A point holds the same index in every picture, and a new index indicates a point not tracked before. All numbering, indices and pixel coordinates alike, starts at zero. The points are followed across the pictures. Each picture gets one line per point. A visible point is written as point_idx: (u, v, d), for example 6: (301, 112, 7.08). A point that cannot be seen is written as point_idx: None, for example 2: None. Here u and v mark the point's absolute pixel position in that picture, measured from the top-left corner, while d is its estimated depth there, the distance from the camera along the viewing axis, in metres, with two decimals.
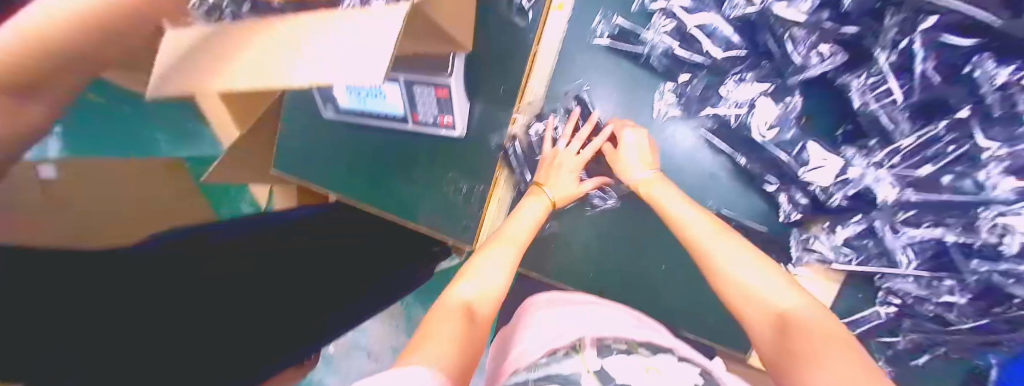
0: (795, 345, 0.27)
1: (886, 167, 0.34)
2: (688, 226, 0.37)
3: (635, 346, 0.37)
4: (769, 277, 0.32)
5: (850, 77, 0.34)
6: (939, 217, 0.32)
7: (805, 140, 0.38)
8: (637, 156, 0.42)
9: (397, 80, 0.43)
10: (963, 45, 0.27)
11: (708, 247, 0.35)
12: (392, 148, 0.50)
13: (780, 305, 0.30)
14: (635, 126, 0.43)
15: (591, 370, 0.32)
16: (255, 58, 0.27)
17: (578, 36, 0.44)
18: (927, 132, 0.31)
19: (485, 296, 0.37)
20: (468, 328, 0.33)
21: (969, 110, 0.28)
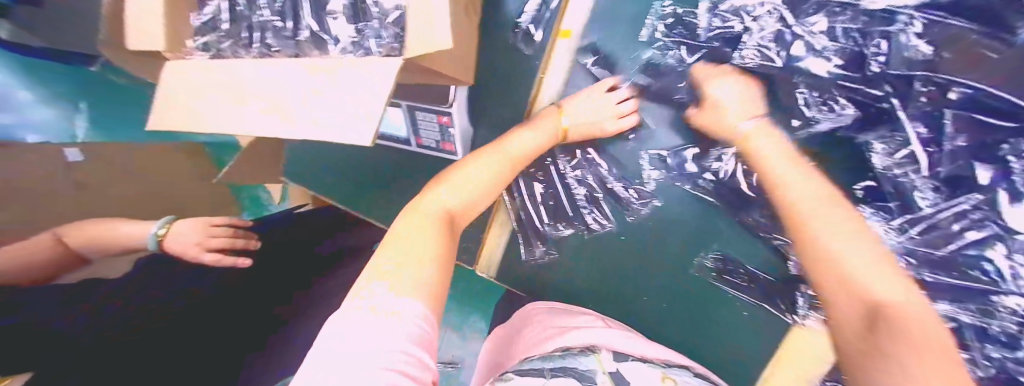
0: (884, 340, 0.22)
1: (902, 234, 0.31)
2: (772, 166, 0.34)
3: (650, 359, 0.38)
4: (873, 265, 0.26)
5: (871, 137, 0.31)
6: (958, 299, 0.30)
7: None
8: (739, 107, 0.36)
9: (399, 106, 0.46)
10: (1002, 125, 0.25)
11: (807, 213, 0.30)
12: (396, 164, 0.53)
13: (878, 295, 0.24)
14: (726, 73, 0.36)
15: (606, 370, 0.33)
16: (269, 100, 0.33)
17: (586, 66, 0.43)
18: (953, 205, 0.28)
19: (463, 202, 0.35)
20: (448, 235, 0.31)
21: (1004, 193, 0.26)
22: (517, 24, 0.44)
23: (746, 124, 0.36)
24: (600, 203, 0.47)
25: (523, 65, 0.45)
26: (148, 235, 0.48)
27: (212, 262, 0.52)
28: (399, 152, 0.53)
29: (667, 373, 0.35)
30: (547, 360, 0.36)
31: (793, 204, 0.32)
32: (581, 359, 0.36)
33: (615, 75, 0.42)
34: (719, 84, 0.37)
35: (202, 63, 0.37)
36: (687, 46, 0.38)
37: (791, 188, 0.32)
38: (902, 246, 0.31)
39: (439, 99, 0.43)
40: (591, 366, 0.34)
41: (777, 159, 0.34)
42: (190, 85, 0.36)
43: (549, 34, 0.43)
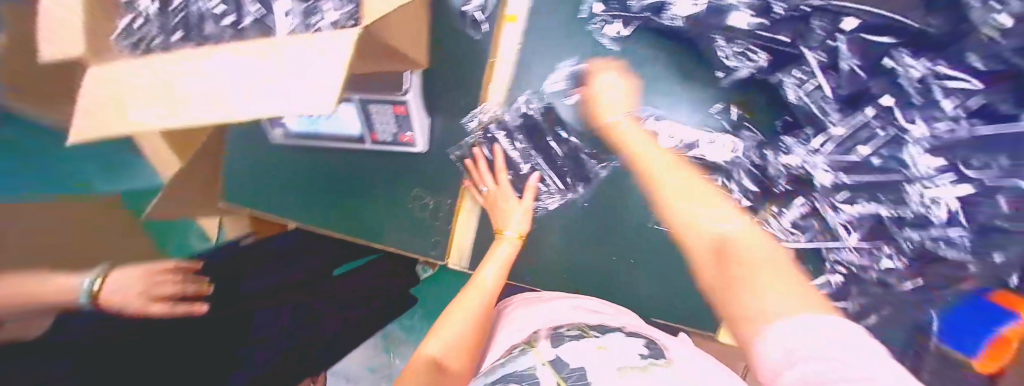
0: (732, 287, 0.29)
1: (825, 154, 0.36)
2: (647, 159, 0.41)
3: (587, 330, 0.38)
4: (719, 209, 0.35)
5: (783, 75, 0.37)
6: (873, 194, 0.35)
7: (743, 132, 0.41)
8: (621, 100, 0.43)
9: (351, 100, 0.42)
10: (884, 42, 0.31)
11: (689, 214, 0.35)
12: (350, 167, 0.51)
13: (720, 231, 0.33)
14: (613, 70, 0.44)
15: (546, 362, 0.35)
16: (209, 93, 0.29)
17: (534, 46, 0.46)
18: (856, 119, 0.34)
19: (454, 348, 0.42)
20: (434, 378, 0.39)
21: (892, 98, 0.32)
22: (464, 12, 0.45)
23: (614, 118, 0.44)
24: (547, 180, 0.50)
25: (475, 51, 0.46)
26: None
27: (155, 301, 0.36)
28: (353, 153, 0.50)
29: (602, 343, 0.35)
30: (489, 375, 0.37)
31: (648, 166, 0.40)
32: (522, 359, 0.36)
33: (564, 51, 0.45)
34: (603, 76, 0.44)
35: (113, 57, 0.32)
36: (622, 17, 0.43)
37: (631, 147, 0.42)
38: (827, 162, 0.36)
39: (393, 88, 0.43)
40: (531, 363, 0.35)
41: (644, 142, 0.42)
42: (97, 91, 0.30)
43: (495, 19, 0.46)
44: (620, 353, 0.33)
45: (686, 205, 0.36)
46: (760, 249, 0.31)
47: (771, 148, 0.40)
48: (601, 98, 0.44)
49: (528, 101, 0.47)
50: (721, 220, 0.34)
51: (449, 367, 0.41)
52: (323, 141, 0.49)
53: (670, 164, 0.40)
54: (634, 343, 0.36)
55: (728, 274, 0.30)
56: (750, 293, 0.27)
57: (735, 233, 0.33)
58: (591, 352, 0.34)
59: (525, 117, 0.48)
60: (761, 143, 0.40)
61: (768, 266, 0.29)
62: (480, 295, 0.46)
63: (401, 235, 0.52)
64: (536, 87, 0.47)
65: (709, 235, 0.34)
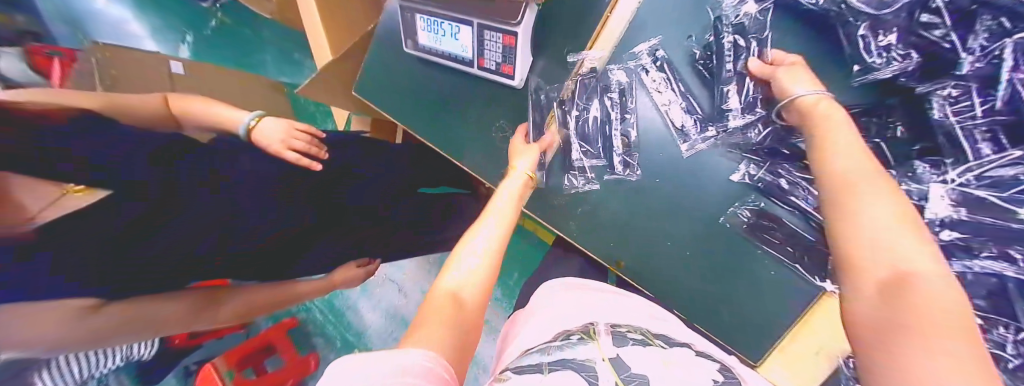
0: (902, 322, 0.22)
1: (955, 186, 0.32)
2: (839, 160, 0.29)
3: (651, 338, 0.33)
4: (911, 234, 0.24)
5: (933, 86, 0.32)
6: (1004, 249, 0.30)
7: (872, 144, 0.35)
8: (800, 78, 0.35)
9: (471, 23, 0.49)
10: None
11: (864, 223, 0.26)
12: (454, 88, 0.58)
13: (910, 265, 0.23)
14: (793, 63, 0.37)
15: (605, 358, 0.28)
16: None
17: (654, 6, 0.45)
18: (1009, 156, 0.29)
19: (474, 285, 0.34)
20: (453, 316, 0.31)
21: None
22: None
23: (804, 91, 0.35)
24: (631, 150, 0.49)
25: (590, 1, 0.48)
26: (242, 123, 0.55)
27: (292, 160, 0.53)
28: (462, 75, 0.57)
29: (669, 359, 0.28)
30: (547, 355, 0.30)
31: (835, 168, 0.29)
32: (579, 348, 0.30)
33: (691, 13, 0.44)
34: (787, 57, 0.38)
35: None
36: None
37: (837, 157, 0.30)
38: (954, 196, 0.32)
39: (506, 17, 0.47)
40: (590, 355, 0.28)
41: (843, 131, 0.31)
42: None
43: None
44: (690, 373, 0.26)
45: (871, 225, 0.25)
46: (954, 297, 0.22)
47: (897, 172, 0.35)
48: (788, 79, 0.36)
49: (642, 54, 0.47)
50: (890, 207, 0.25)
51: (470, 308, 0.33)
52: (440, 60, 0.56)
53: (865, 153, 0.29)
54: (705, 364, 0.28)
55: (895, 317, 0.22)
56: (919, 353, 0.20)
57: (930, 268, 0.23)
58: (656, 364, 0.27)
59: (635, 71, 0.48)
60: (895, 166, 0.35)
61: (959, 328, 0.20)
62: (498, 220, 0.40)
63: (478, 158, 0.58)
64: (648, 44, 0.46)
65: (891, 259, 0.24)
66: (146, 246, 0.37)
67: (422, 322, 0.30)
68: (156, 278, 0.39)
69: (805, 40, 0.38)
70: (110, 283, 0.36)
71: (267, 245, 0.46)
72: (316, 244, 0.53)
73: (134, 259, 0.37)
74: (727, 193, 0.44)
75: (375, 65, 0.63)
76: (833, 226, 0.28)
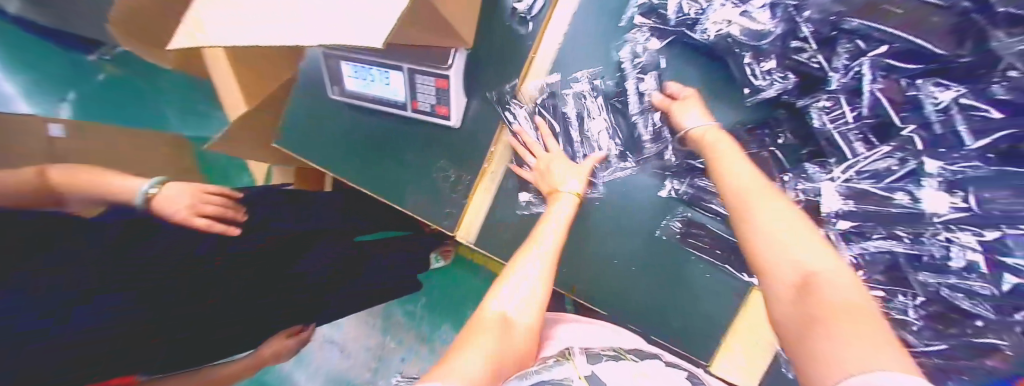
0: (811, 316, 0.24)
1: (843, 181, 0.37)
2: (734, 179, 0.35)
3: (623, 354, 0.31)
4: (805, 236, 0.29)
5: (810, 100, 0.37)
6: (889, 230, 0.35)
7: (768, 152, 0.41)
8: (694, 111, 0.42)
9: (401, 68, 0.49)
10: (908, 69, 0.32)
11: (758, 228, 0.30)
12: (387, 131, 0.56)
13: (810, 264, 0.27)
14: (682, 101, 0.43)
15: (581, 375, 0.25)
16: (293, 25, 0.37)
17: (573, 46, 0.49)
18: (881, 151, 0.34)
19: (523, 311, 0.34)
20: (504, 339, 0.30)
21: (914, 129, 0.32)
22: (513, 9, 0.50)
23: (692, 124, 0.41)
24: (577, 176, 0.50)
25: (517, 43, 0.51)
26: (137, 192, 0.44)
27: (204, 226, 0.48)
28: (395, 118, 0.55)
29: (642, 371, 0.26)
30: (522, 379, 0.26)
31: (733, 186, 0.34)
32: (554, 369, 0.26)
33: (608, 47, 0.48)
34: (686, 92, 0.43)
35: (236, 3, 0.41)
36: (658, 31, 0.45)
37: (730, 178, 0.35)
38: (842, 190, 0.37)
39: (437, 61, 0.48)
40: (566, 373, 0.25)
41: (736, 161, 0.37)
42: (217, 22, 0.41)
43: (542, 18, 0.50)
44: (664, 380, 0.25)
45: (770, 234, 0.29)
46: (851, 286, 0.25)
47: (792, 174, 0.40)
48: (680, 111, 0.42)
49: (569, 87, 0.50)
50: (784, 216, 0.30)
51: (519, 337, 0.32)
52: (371, 104, 0.55)
53: (756, 174, 0.35)
54: (676, 375, 0.28)
55: (806, 311, 0.25)
56: (839, 340, 0.21)
57: (828, 266, 0.27)
58: (629, 377, 0.24)
59: (565, 104, 0.51)
60: (790, 169, 0.40)
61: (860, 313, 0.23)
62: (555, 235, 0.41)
63: (419, 200, 0.56)
64: (573, 79, 0.50)
65: (801, 266, 0.27)
66: (145, 247, 0.41)
67: (464, 344, 0.29)
68: (159, 277, 0.41)
69: (704, 66, 0.43)
70: (110, 283, 0.37)
71: (267, 245, 0.55)
72: (316, 244, 0.63)
73: (134, 259, 0.39)
74: (652, 209, 0.47)
75: (299, 114, 0.59)
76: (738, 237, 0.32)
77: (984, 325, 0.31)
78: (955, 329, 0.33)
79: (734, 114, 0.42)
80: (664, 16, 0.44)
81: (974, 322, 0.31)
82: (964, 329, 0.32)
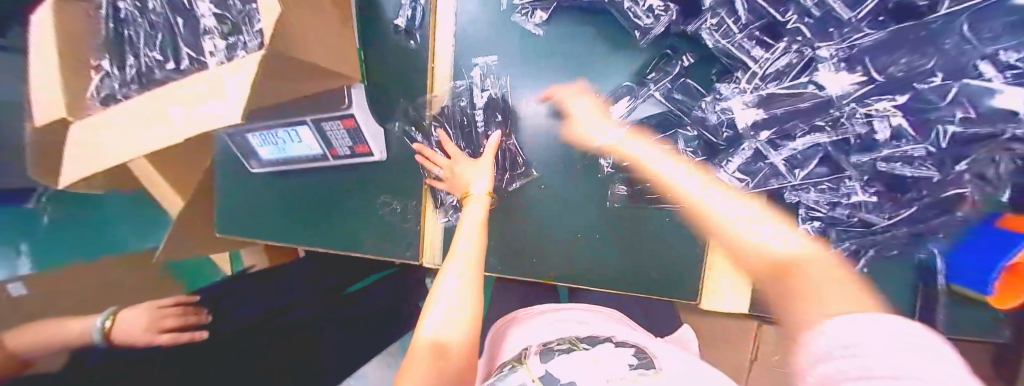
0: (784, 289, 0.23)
1: (755, 91, 0.35)
2: (671, 179, 0.39)
3: (576, 343, 0.33)
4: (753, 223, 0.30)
5: (696, 24, 0.38)
6: (811, 123, 0.33)
7: (680, 79, 0.42)
8: (587, 107, 0.44)
9: (304, 121, 0.47)
10: None
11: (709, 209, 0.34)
12: (321, 185, 0.54)
13: (777, 251, 0.25)
14: (578, 91, 0.45)
15: (535, 378, 0.28)
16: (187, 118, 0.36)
17: (467, 42, 0.48)
18: (778, 49, 0.34)
19: (458, 332, 0.35)
20: (440, 367, 0.33)
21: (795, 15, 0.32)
22: (396, 26, 0.49)
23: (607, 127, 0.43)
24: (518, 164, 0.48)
25: (414, 57, 0.50)
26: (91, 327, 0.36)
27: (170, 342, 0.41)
28: (322, 170, 0.53)
29: (593, 357, 0.29)
30: None
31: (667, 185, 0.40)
32: (511, 378, 0.29)
33: (498, 30, 0.47)
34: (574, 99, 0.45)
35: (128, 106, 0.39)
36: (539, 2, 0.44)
37: (664, 173, 0.40)
38: (754, 100, 0.35)
39: (335, 104, 0.46)
40: (521, 380, 0.28)
41: (638, 144, 0.42)
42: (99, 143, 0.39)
43: (426, 27, 0.49)
44: (614, 362, 0.27)
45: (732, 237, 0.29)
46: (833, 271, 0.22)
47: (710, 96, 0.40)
48: (574, 111, 0.45)
49: (476, 83, 0.48)
50: (751, 227, 0.29)
51: (456, 354, 0.35)
52: (297, 165, 0.53)
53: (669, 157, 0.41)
54: (623, 352, 0.29)
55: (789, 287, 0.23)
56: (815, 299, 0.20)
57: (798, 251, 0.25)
58: (580, 366, 0.27)
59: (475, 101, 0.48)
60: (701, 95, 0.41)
61: (823, 282, 0.21)
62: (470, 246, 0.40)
63: (373, 242, 0.54)
64: (478, 75, 0.48)
65: (745, 243, 0.28)
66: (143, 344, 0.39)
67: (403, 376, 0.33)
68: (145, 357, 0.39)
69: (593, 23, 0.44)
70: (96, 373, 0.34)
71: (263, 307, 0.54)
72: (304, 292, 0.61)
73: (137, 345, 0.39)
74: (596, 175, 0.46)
75: (230, 198, 0.58)
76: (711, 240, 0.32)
77: (940, 179, 0.31)
78: (903, 194, 0.33)
79: (645, 58, 0.44)
80: None
81: (919, 182, 0.32)
82: (914, 191, 0.33)
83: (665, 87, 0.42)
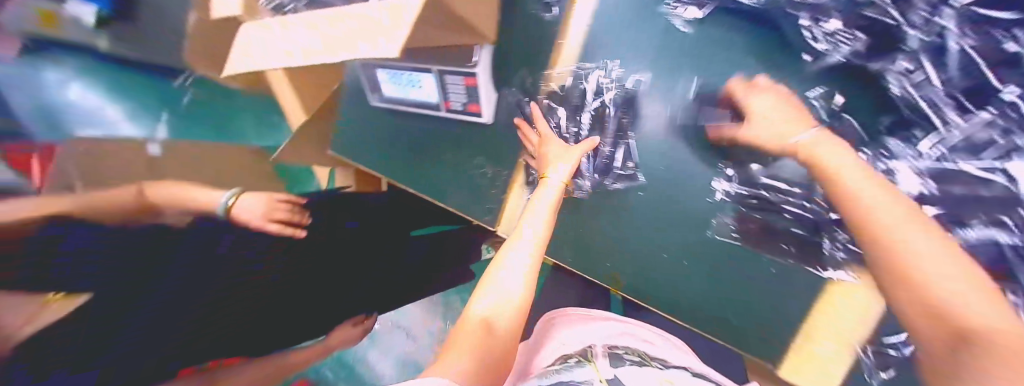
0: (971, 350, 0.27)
1: (934, 161, 0.31)
2: (841, 181, 0.34)
3: (648, 360, 0.41)
4: (939, 248, 0.30)
5: (883, 63, 0.33)
6: (994, 217, 0.29)
7: (838, 116, 0.35)
8: (781, 115, 0.37)
9: (432, 71, 0.50)
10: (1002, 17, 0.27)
11: (898, 238, 0.31)
12: (428, 132, 0.59)
13: (954, 304, 0.28)
14: (761, 86, 0.39)
15: (602, 378, 0.36)
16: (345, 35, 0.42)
17: (600, 28, 0.47)
18: (978, 117, 0.28)
19: (509, 313, 0.39)
20: (486, 340, 0.37)
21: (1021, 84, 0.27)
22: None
23: (765, 116, 0.38)
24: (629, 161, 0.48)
25: (544, 30, 0.49)
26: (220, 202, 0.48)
27: (274, 231, 0.54)
28: (432, 119, 0.58)
29: (665, 376, 0.37)
30: (547, 378, 0.38)
31: (854, 192, 0.34)
32: (578, 371, 0.38)
33: (645, 17, 0.45)
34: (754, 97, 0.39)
35: (305, 24, 0.46)
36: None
37: (846, 179, 0.34)
38: (916, 169, 0.32)
39: (461, 60, 0.49)
40: (587, 377, 0.36)
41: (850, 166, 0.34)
42: (269, 48, 0.46)
43: (566, 1, 0.48)
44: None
45: (934, 272, 0.29)
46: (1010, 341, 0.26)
47: (868, 150, 0.34)
48: (750, 104, 0.39)
49: (599, 73, 0.48)
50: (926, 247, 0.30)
51: (503, 333, 0.38)
52: (410, 108, 0.58)
53: (871, 180, 0.33)
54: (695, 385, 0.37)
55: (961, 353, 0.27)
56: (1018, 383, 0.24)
57: (971, 299, 0.28)
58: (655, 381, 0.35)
59: (598, 90, 0.48)
60: (862, 145, 0.34)
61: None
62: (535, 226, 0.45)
63: (458, 197, 0.59)
64: (601, 68, 0.48)
65: (952, 297, 0.28)
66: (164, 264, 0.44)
67: (448, 353, 0.36)
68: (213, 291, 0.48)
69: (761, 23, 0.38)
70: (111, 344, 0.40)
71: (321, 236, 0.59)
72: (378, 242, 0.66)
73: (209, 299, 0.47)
74: (698, 201, 0.44)
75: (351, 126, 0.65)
76: (880, 256, 0.33)
77: None
78: None
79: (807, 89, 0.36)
80: None
81: None
82: None
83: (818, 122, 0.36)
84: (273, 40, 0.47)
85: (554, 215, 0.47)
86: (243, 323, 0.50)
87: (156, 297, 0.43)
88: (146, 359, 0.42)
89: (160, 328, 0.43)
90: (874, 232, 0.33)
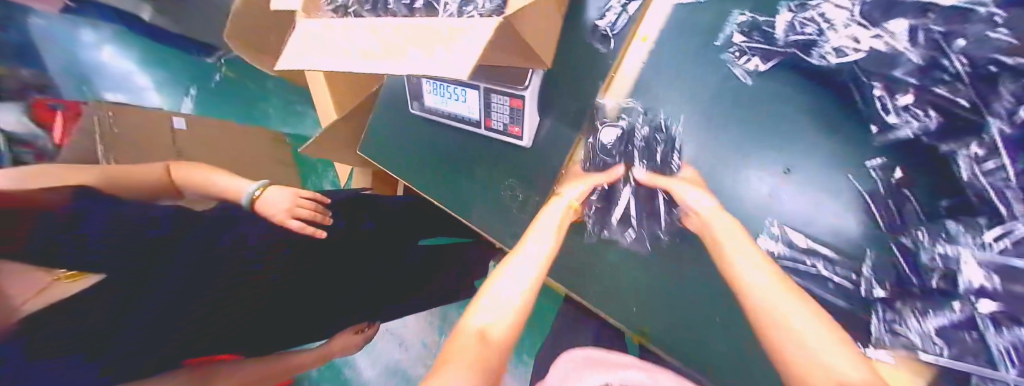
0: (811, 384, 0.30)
1: (998, 254, 0.28)
2: (738, 270, 0.39)
3: None
4: (814, 326, 0.33)
5: (958, 146, 0.29)
6: None
7: (902, 190, 0.33)
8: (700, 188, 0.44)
9: (478, 87, 0.54)
10: None
11: (756, 300, 0.36)
12: (464, 148, 0.60)
13: (838, 370, 0.29)
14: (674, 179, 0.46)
15: None
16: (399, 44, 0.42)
17: (654, 68, 0.47)
18: None
19: (504, 324, 0.36)
20: (485, 351, 0.32)
21: None
22: (595, 28, 0.52)
23: (701, 205, 0.44)
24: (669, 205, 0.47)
25: (597, 63, 0.52)
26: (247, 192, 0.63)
27: (296, 227, 0.61)
28: (471, 136, 0.59)
29: None
30: None
31: (737, 275, 0.39)
32: None
33: (701, 63, 0.44)
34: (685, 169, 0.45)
35: (366, 25, 0.47)
36: (763, 52, 0.40)
37: (743, 271, 0.39)
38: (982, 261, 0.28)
39: (516, 81, 0.51)
40: None
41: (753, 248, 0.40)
42: (331, 43, 0.48)
43: (622, 39, 0.50)
44: None
45: (792, 335, 0.33)
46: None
47: (930, 231, 0.31)
48: (681, 193, 0.45)
49: (644, 114, 0.48)
50: (795, 315, 0.34)
51: (495, 344, 0.34)
52: (449, 121, 0.60)
53: (771, 271, 0.37)
54: None
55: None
56: None
57: (845, 368, 0.29)
58: None
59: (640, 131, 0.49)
60: (918, 223, 0.32)
61: None
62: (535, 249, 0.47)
63: (484, 215, 0.59)
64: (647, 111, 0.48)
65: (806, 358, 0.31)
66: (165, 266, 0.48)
67: (445, 365, 0.31)
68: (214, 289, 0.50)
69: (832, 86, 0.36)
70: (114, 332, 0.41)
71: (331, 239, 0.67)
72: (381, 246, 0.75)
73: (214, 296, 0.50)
74: None
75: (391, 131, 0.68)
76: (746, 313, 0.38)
77: None
78: None
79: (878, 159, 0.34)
80: (766, 41, 0.40)
81: None
82: None
83: (881, 194, 0.34)
84: (333, 36, 0.48)
85: (559, 240, 0.49)
86: (243, 322, 0.52)
87: (156, 297, 0.45)
88: (146, 359, 0.43)
89: (160, 328, 0.44)
90: (750, 302, 0.37)
